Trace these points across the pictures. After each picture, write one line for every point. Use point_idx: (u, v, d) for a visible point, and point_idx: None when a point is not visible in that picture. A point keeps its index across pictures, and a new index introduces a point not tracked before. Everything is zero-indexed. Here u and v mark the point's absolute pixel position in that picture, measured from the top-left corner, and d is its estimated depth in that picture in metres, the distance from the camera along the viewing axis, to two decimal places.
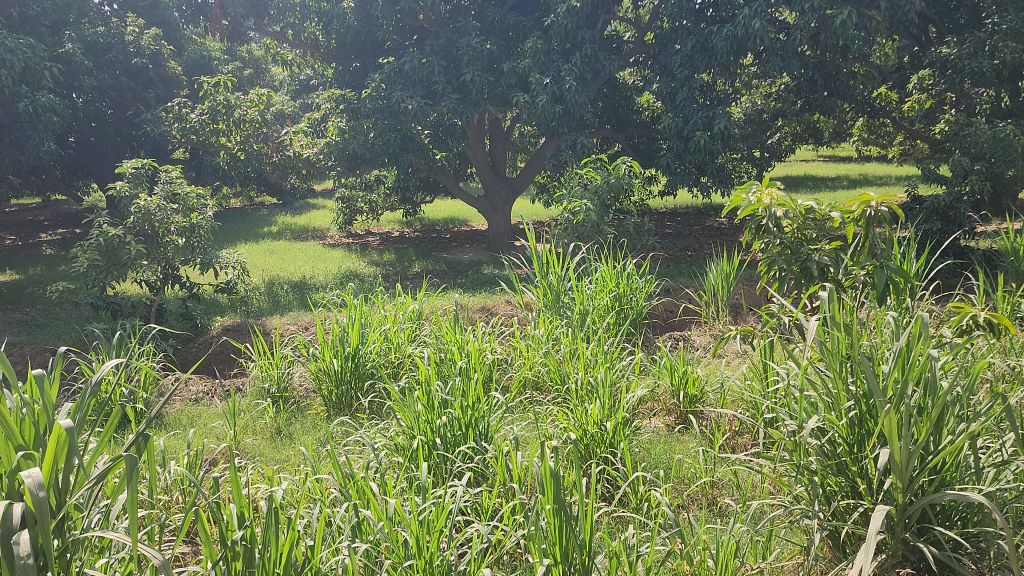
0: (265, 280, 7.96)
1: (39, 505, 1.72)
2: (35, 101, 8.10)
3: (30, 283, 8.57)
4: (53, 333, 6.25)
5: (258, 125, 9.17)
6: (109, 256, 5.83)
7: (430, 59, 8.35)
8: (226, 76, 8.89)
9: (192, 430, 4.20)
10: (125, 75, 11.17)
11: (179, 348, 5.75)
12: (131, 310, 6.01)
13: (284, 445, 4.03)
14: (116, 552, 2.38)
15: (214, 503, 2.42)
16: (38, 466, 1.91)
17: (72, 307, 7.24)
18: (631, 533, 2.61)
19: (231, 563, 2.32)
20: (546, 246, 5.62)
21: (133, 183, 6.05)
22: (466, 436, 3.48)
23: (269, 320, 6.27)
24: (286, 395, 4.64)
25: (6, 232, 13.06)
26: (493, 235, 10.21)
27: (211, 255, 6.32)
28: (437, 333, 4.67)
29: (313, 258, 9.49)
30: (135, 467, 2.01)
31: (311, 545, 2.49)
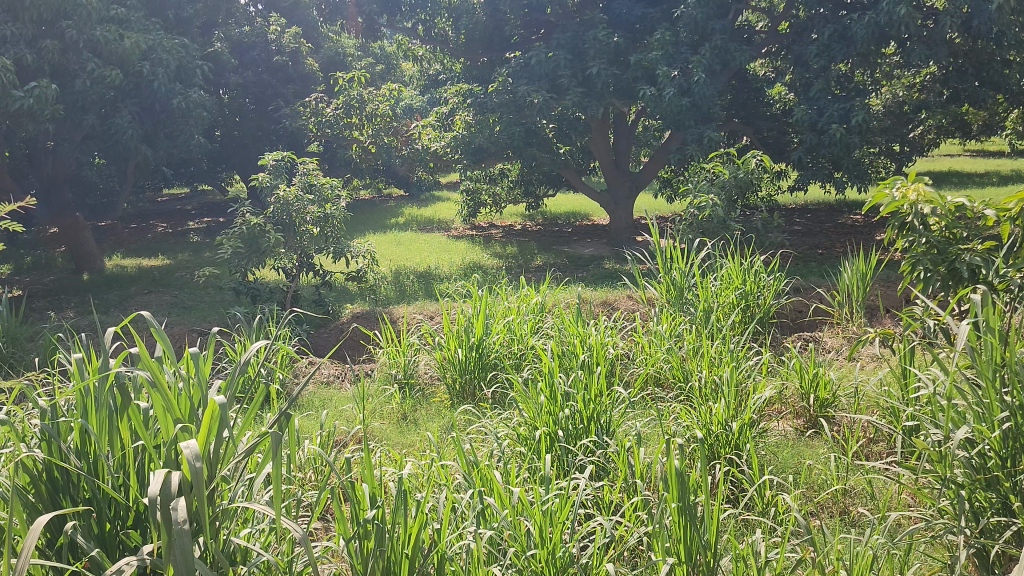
0: (392, 269, 8.20)
1: (195, 473, 1.85)
2: (187, 97, 8.66)
3: (179, 268, 9.15)
4: (199, 315, 6.67)
5: (389, 119, 9.54)
6: (250, 244, 6.19)
7: (556, 54, 8.35)
8: (359, 72, 9.24)
9: (323, 412, 4.38)
10: (267, 73, 11.89)
11: (313, 333, 6.02)
12: (269, 295, 6.37)
13: (410, 430, 4.15)
14: (257, 523, 2.51)
15: (348, 484, 2.51)
16: (192, 437, 2.06)
17: (216, 292, 7.68)
18: (759, 538, 2.55)
19: (363, 542, 2.38)
20: (670, 241, 5.52)
21: (274, 174, 6.42)
22: (588, 429, 3.48)
23: (397, 309, 6.45)
24: (412, 381, 4.78)
25: (159, 220, 14.02)
26: (615, 229, 10.11)
27: (343, 245, 6.52)
28: (559, 325, 4.69)
29: (438, 249, 9.70)
30: (278, 443, 2.13)
31: (439, 529, 2.55)
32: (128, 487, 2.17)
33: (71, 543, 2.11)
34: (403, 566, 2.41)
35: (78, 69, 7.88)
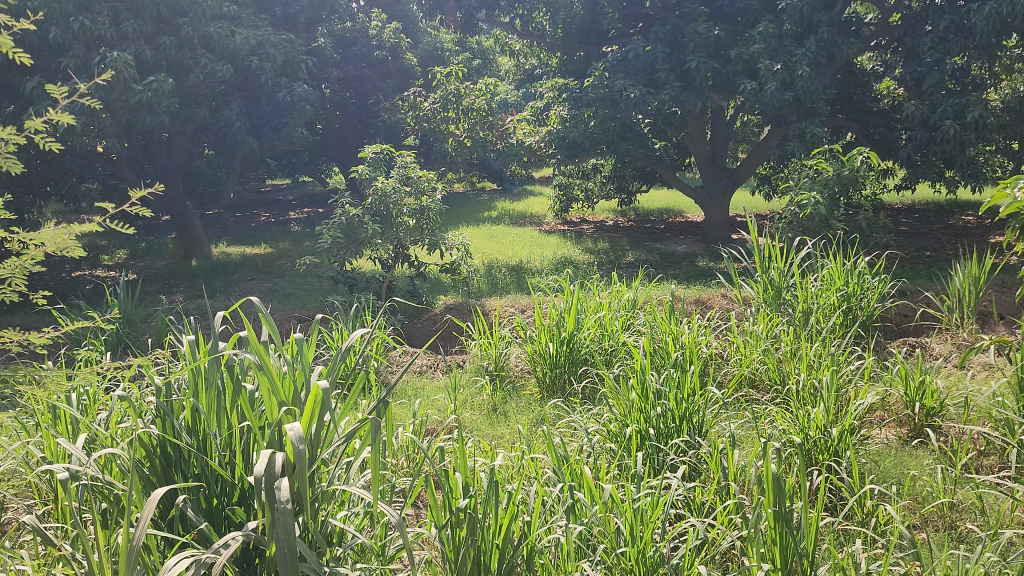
0: (485, 262, 8.27)
1: (298, 455, 1.92)
2: (292, 91, 8.95)
3: (280, 256, 9.47)
4: (299, 302, 6.89)
5: (485, 113, 9.64)
6: (349, 234, 6.38)
7: (654, 47, 8.23)
8: (457, 66, 9.37)
9: (416, 401, 4.46)
10: (368, 67, 12.22)
11: (407, 323, 6.14)
12: (365, 285, 6.54)
13: (500, 423, 4.18)
14: (353, 506, 2.57)
15: (441, 472, 2.54)
16: (296, 420, 2.13)
17: (314, 280, 7.91)
18: (859, 548, 2.46)
19: (455, 530, 2.41)
20: (768, 240, 5.37)
21: (373, 166, 6.59)
22: (680, 429, 3.43)
23: (489, 302, 6.50)
24: (503, 374, 4.81)
25: (262, 210, 14.53)
26: (710, 226, 9.91)
27: (438, 236, 6.61)
28: (652, 322, 4.62)
29: (530, 243, 9.73)
30: (377, 429, 2.19)
31: (529, 520, 2.56)
32: (234, 465, 2.26)
33: (182, 516, 2.22)
34: (492, 557, 2.44)
35: (192, 64, 8.26)
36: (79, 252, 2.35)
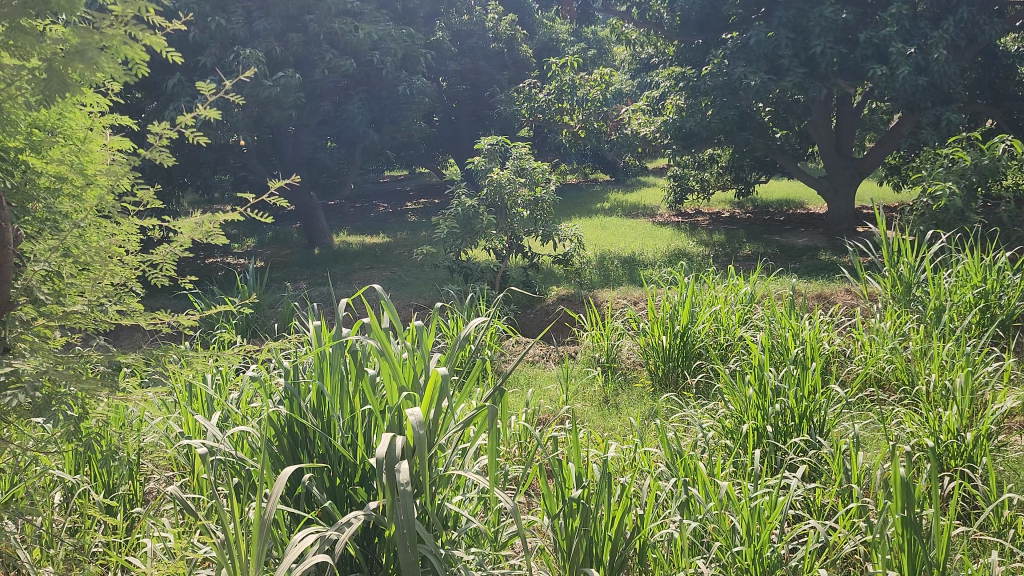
0: (597, 254, 8.24)
1: (419, 439, 1.97)
2: (412, 84, 9.15)
3: (398, 245, 9.72)
4: (416, 290, 7.07)
5: (600, 104, 9.59)
6: (465, 225, 6.51)
7: (777, 32, 7.94)
8: (572, 57, 9.40)
9: (528, 390, 4.50)
10: (485, 60, 12.38)
11: (520, 313, 6.20)
12: (480, 275, 6.66)
13: (612, 414, 4.16)
14: (468, 491, 2.63)
15: (555, 462, 2.56)
16: (417, 405, 2.20)
17: (430, 270, 8.09)
18: (996, 560, 2.31)
19: (568, 520, 2.43)
20: (897, 233, 5.10)
21: (489, 158, 6.67)
22: (800, 427, 3.32)
23: (602, 293, 6.48)
24: (615, 365, 4.79)
25: (381, 200, 14.96)
26: (833, 219, 9.51)
27: (551, 227, 6.63)
28: (770, 317, 4.48)
29: (643, 235, 9.61)
30: (493, 416, 2.23)
31: (643, 514, 2.54)
32: (357, 446, 2.35)
33: (307, 494, 2.32)
34: (605, 548, 2.44)
35: (318, 59, 8.59)
36: (223, 239, 2.46)
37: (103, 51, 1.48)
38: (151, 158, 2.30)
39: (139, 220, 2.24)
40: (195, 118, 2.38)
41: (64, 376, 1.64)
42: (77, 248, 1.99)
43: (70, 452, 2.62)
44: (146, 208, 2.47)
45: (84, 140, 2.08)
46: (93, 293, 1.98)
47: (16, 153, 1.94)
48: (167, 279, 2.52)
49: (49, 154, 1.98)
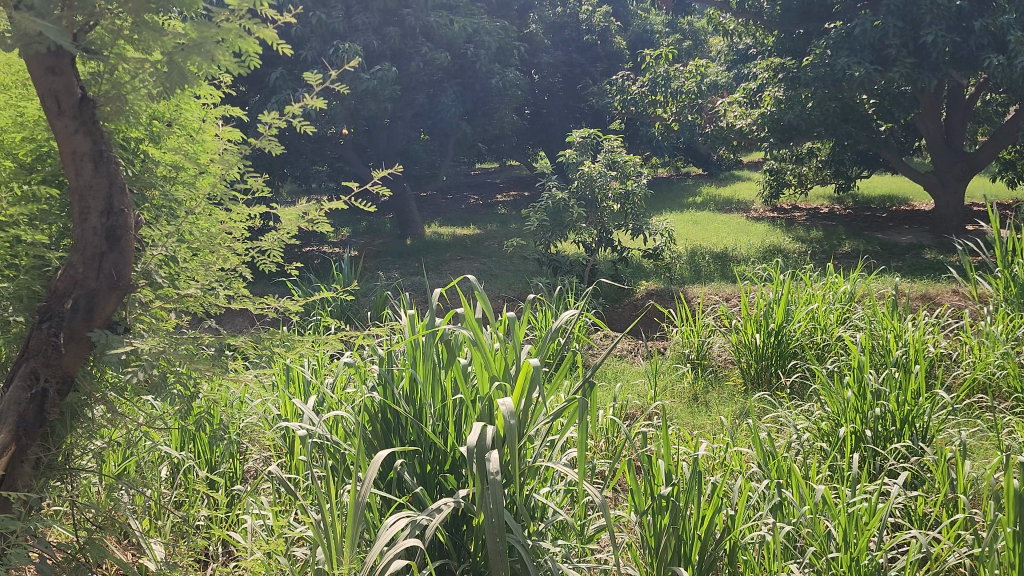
0: (689, 249, 8.11)
1: (509, 428, 1.99)
2: (505, 76, 9.16)
3: (488, 237, 9.79)
4: (505, 282, 7.11)
5: (694, 96, 9.40)
6: (555, 218, 6.53)
7: (885, 21, 7.58)
8: (667, 49, 9.27)
9: (617, 384, 4.47)
10: (578, 52, 12.37)
11: (609, 308, 6.16)
12: (569, 267, 6.66)
13: (702, 412, 4.09)
14: (556, 484, 2.62)
15: (644, 458, 2.53)
16: (508, 395, 2.21)
17: (520, 262, 8.12)
18: None
19: (657, 517, 2.40)
20: (1012, 232, 4.82)
21: (580, 151, 6.64)
22: (901, 433, 3.18)
23: (693, 289, 6.36)
24: (705, 362, 4.70)
25: (472, 192, 15.10)
26: (941, 216, 9.07)
27: (642, 221, 6.56)
28: (871, 317, 4.31)
29: (737, 230, 9.39)
30: (584, 409, 2.22)
31: (734, 514, 2.49)
32: (448, 434, 2.38)
33: (398, 480, 2.36)
34: (694, 548, 2.40)
35: (414, 52, 8.74)
36: (326, 227, 2.52)
37: (220, 45, 1.54)
38: (259, 147, 2.38)
39: (247, 208, 2.32)
40: (302, 109, 2.45)
41: (182, 355, 1.69)
42: (193, 234, 2.07)
43: (176, 429, 2.72)
44: (255, 196, 2.55)
45: (198, 130, 2.18)
46: (206, 277, 2.07)
47: (136, 141, 2.03)
48: (272, 265, 2.60)
49: (166, 143, 2.07)
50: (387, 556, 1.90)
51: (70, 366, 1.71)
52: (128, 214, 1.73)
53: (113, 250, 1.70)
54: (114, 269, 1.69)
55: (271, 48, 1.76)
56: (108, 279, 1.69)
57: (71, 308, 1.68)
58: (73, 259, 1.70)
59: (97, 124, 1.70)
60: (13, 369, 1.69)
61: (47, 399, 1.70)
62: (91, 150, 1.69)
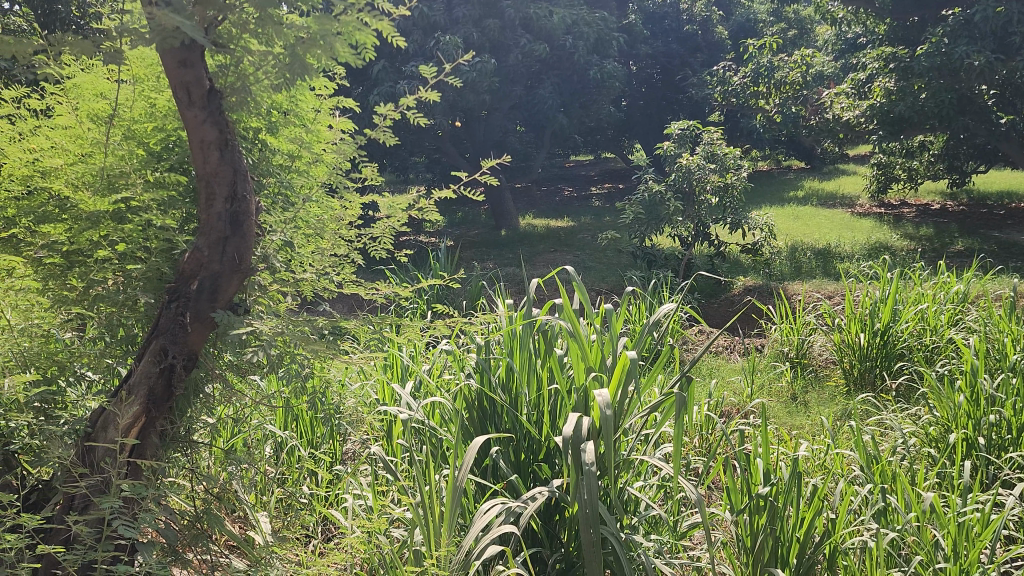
0: (789, 244, 7.88)
1: (605, 419, 1.99)
2: (602, 68, 9.09)
3: (582, 230, 9.76)
4: (599, 275, 7.08)
5: (798, 87, 9.11)
6: (650, 210, 6.47)
7: (1008, 7, 7.16)
8: (771, 39, 9.04)
9: (711, 380, 4.39)
10: (677, 43, 12.27)
11: (705, 303, 6.06)
12: (664, 261, 6.57)
13: (800, 412, 3.98)
14: (649, 478, 2.60)
15: (740, 457, 2.48)
16: (605, 387, 2.20)
17: (614, 255, 8.07)
18: None
19: (754, 517, 2.35)
20: None
21: (678, 143, 6.54)
22: (1018, 442, 3.01)
23: (793, 285, 6.18)
24: (805, 361, 4.57)
25: (566, 185, 15.07)
26: None
27: (741, 215, 6.40)
28: (986, 319, 4.09)
29: (840, 226, 9.07)
30: (681, 404, 2.19)
31: (835, 517, 2.41)
32: (543, 423, 2.39)
33: (494, 467, 2.39)
34: (792, 550, 2.34)
35: (513, 44, 8.81)
36: (435, 216, 2.55)
37: (339, 36, 1.56)
38: (371, 138, 2.44)
39: (359, 198, 2.37)
40: (416, 101, 2.44)
41: (300, 337, 1.75)
42: (310, 220, 2.14)
43: (280, 409, 2.86)
44: (367, 186, 2.61)
45: (315, 120, 2.26)
46: (320, 263, 2.15)
47: (255, 131, 2.11)
48: (382, 253, 2.67)
49: (283, 133, 2.16)
50: (483, 541, 1.92)
51: (195, 343, 1.77)
52: (251, 199, 1.79)
53: (235, 235, 1.76)
54: (236, 252, 1.76)
55: (388, 38, 1.75)
56: (231, 262, 1.76)
57: (197, 288, 1.75)
58: (198, 242, 1.77)
59: (224, 113, 1.74)
60: (143, 344, 1.77)
61: (174, 374, 1.78)
62: (217, 138, 1.73)
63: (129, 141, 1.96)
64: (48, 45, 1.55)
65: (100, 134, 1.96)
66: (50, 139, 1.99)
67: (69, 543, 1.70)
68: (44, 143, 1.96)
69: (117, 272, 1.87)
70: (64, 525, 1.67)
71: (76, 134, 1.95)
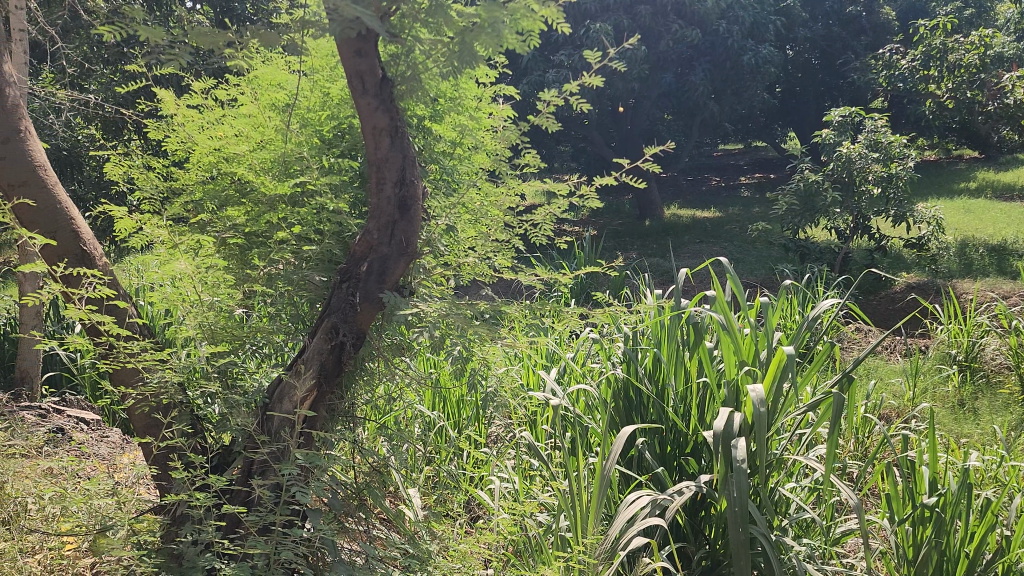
0: (958, 240, 7.34)
1: (759, 416, 1.93)
2: (758, 53, 8.76)
3: (730, 221, 9.48)
4: (748, 268, 6.87)
5: (975, 70, 8.44)
6: (806, 201, 6.21)
7: None
8: (945, 19, 8.41)
9: (869, 381, 4.17)
10: (839, 25, 11.62)
11: (863, 300, 5.75)
12: (819, 255, 6.29)
13: (969, 420, 3.71)
14: (802, 479, 2.49)
15: (903, 463, 2.33)
16: (761, 382, 2.12)
17: (764, 247, 7.80)
18: None
19: (917, 528, 2.20)
20: None
21: (839, 131, 6.21)
22: None
23: (963, 284, 5.75)
24: (975, 365, 4.25)
25: (714, 174, 14.67)
26: None
27: (906, 207, 6.02)
28: None
29: (1019, 221, 8.36)
30: (842, 405, 2.09)
31: (1010, 536, 2.23)
32: (692, 417, 2.34)
33: (640, 458, 2.35)
34: (959, 567, 2.18)
35: (665, 30, 8.66)
36: (594, 203, 2.53)
37: (508, 23, 1.57)
38: (535, 124, 2.46)
39: (521, 183, 2.40)
40: (579, 87, 2.41)
41: (463, 320, 1.80)
42: (471, 206, 2.20)
43: (430, 390, 2.94)
44: (527, 172, 2.63)
45: (478, 107, 2.31)
46: (483, 248, 2.19)
47: (420, 119, 2.19)
48: (542, 239, 2.68)
49: (448, 120, 2.21)
50: (630, 531, 1.91)
51: (364, 322, 1.85)
52: (418, 185, 1.85)
53: (404, 219, 1.82)
54: (404, 236, 1.82)
55: (555, 24, 1.75)
56: (399, 246, 1.83)
57: (367, 270, 1.83)
58: (369, 226, 1.84)
59: (395, 102, 1.80)
60: (316, 322, 1.86)
61: (345, 351, 1.86)
62: (389, 125, 1.79)
63: (306, 129, 2.08)
64: (237, 38, 1.63)
65: (280, 122, 2.09)
66: (235, 127, 2.15)
67: (249, 505, 1.82)
68: (228, 131, 2.11)
69: (293, 252, 1.98)
70: (244, 488, 1.79)
71: (257, 123, 2.09)
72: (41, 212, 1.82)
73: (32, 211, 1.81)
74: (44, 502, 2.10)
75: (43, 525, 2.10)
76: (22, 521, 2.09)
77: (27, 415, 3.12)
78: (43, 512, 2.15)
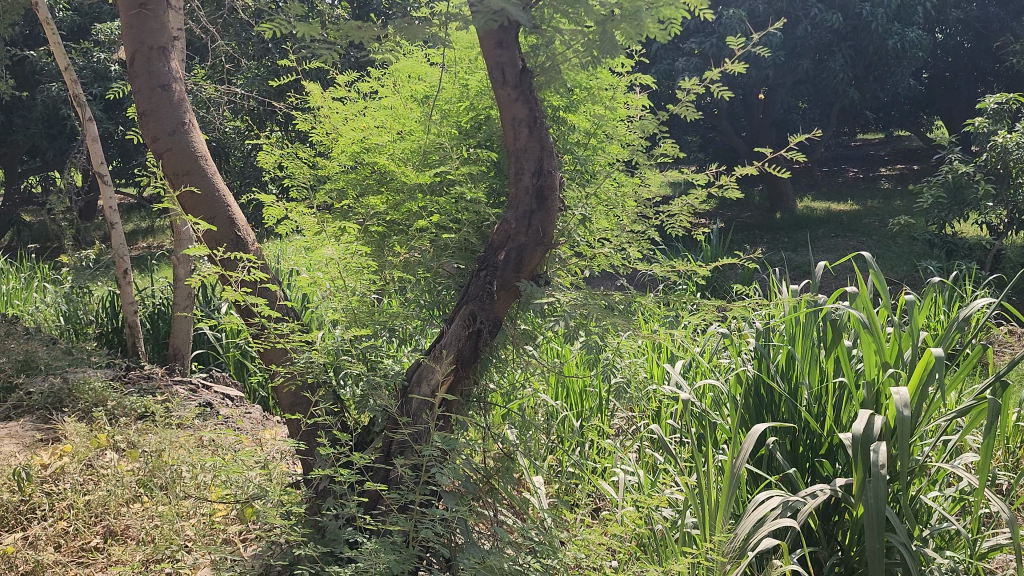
0: None
1: (902, 420, 1.83)
2: (904, 38, 8.25)
3: (869, 214, 9.02)
4: (887, 264, 6.54)
5: None
6: (954, 194, 5.84)
7: None
8: None
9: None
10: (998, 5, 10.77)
11: (1017, 301, 5.37)
12: (967, 251, 5.90)
13: None
14: (947, 488, 2.34)
15: None
16: (905, 384, 2.02)
17: (906, 242, 7.39)
18: None
19: None
20: None
21: (994, 119, 5.79)
22: None
23: None
24: None
25: (852, 165, 13.99)
26: None
27: None
28: None
29: None
30: (996, 412, 1.96)
31: None
32: (827, 418, 2.25)
33: (770, 457, 2.28)
34: None
35: (803, 15, 8.29)
36: (736, 193, 2.47)
37: (650, 11, 1.56)
38: (675, 113, 2.43)
39: (658, 173, 2.38)
40: (720, 75, 2.35)
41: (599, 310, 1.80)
42: (605, 196, 2.20)
43: (556, 381, 2.96)
44: (660, 163, 2.60)
45: (613, 97, 2.31)
46: (617, 239, 2.19)
47: (555, 109, 2.22)
48: (678, 230, 2.64)
49: (581, 109, 2.23)
50: (761, 531, 1.86)
51: (500, 309, 1.88)
52: (556, 175, 1.85)
53: (541, 209, 1.83)
54: (541, 226, 1.83)
55: (696, 10, 1.73)
56: (535, 235, 1.84)
57: (504, 259, 1.85)
58: (507, 215, 1.87)
59: (534, 93, 1.83)
60: (454, 309, 1.90)
61: (481, 338, 1.89)
62: (527, 116, 1.82)
63: (447, 120, 2.15)
64: (383, 30, 1.67)
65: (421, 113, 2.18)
66: (377, 120, 2.26)
67: (389, 482, 1.89)
68: (371, 123, 2.23)
69: (433, 240, 2.05)
70: (382, 466, 1.86)
71: (398, 114, 2.20)
72: (202, 198, 1.95)
73: (195, 198, 1.94)
74: (198, 472, 2.27)
75: (196, 492, 2.27)
76: (179, 487, 2.28)
77: (180, 390, 3.36)
78: (198, 481, 2.32)
